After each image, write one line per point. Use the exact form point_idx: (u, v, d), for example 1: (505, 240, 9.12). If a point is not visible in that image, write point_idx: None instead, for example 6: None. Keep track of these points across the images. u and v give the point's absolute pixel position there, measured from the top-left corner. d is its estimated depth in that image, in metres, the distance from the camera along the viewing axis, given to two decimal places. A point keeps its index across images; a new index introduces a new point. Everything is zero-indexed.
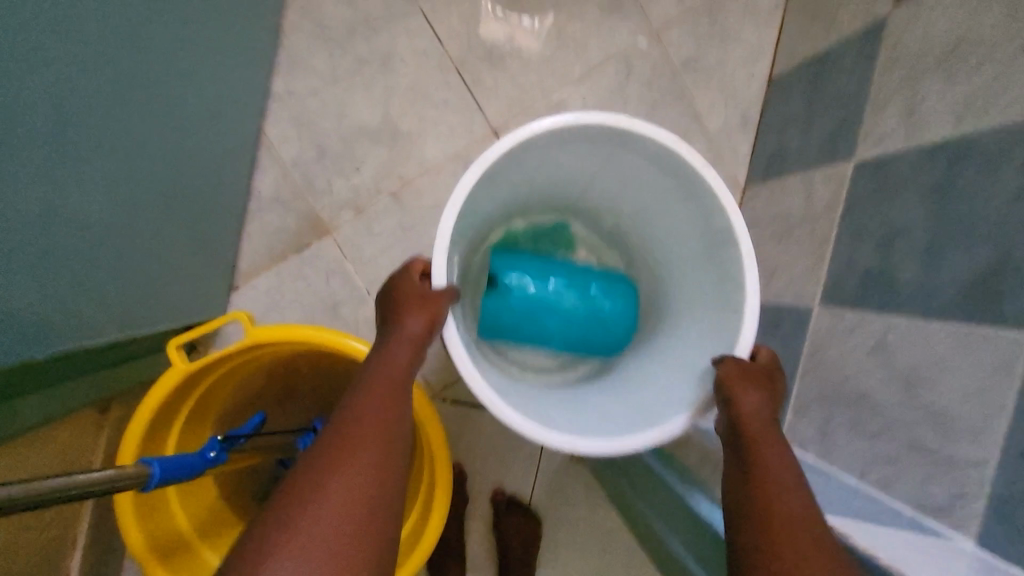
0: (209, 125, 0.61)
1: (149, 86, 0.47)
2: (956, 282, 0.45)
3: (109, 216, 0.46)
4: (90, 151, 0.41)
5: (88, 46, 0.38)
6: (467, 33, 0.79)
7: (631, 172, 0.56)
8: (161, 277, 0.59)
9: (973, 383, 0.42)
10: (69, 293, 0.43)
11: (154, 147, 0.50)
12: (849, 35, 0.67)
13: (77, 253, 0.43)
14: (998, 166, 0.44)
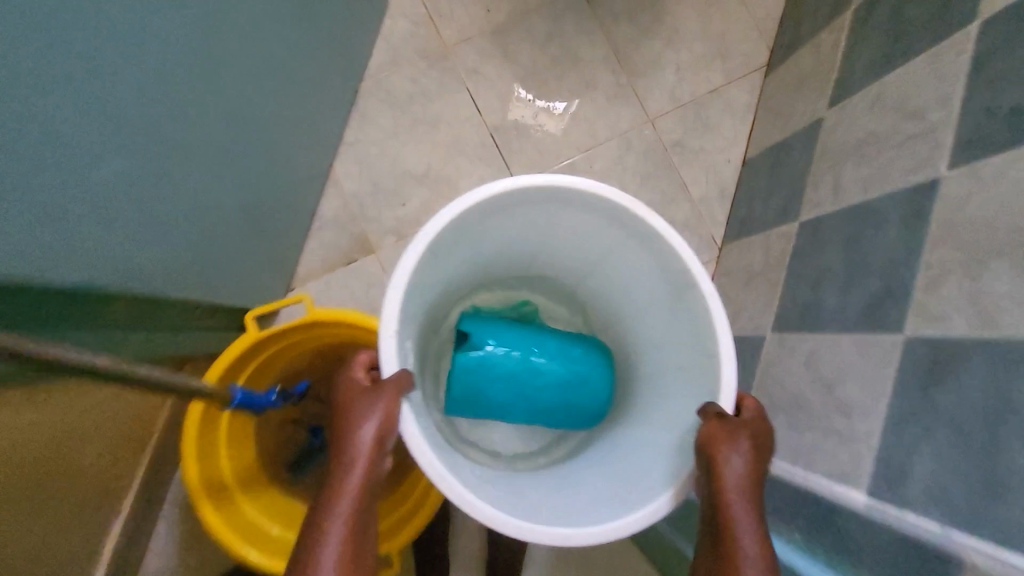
0: (297, 156, 0.80)
1: (267, 120, 0.66)
2: (861, 305, 0.60)
3: (230, 205, 0.63)
4: (229, 157, 0.59)
5: (241, 88, 0.57)
6: (502, 108, 1.00)
7: (576, 231, 0.68)
8: (248, 265, 0.76)
9: (868, 377, 0.55)
10: (198, 254, 0.60)
11: (255, 150, 0.65)
12: (799, 131, 0.86)
13: (192, 220, 0.56)
14: (887, 221, 0.60)
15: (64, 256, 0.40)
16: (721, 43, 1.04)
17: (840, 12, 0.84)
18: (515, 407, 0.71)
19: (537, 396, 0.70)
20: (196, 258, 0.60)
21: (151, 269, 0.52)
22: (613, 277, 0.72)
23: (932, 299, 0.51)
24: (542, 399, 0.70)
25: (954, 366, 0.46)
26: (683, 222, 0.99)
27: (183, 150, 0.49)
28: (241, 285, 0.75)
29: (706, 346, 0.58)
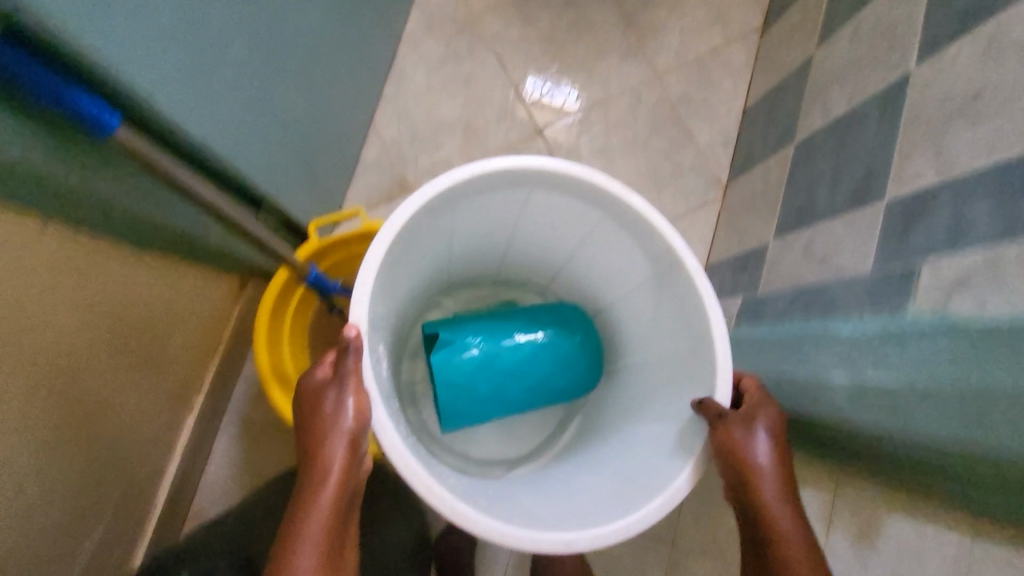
0: (345, 93, 0.91)
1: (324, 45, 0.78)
2: (850, 190, 0.69)
3: (296, 112, 0.75)
4: (293, 67, 0.71)
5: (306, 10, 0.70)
6: (525, 67, 1.11)
7: (542, 212, 0.72)
8: (308, 181, 0.87)
9: (856, 241, 0.64)
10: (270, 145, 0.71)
11: (304, 53, 0.73)
12: (792, 73, 0.96)
13: (256, 93, 0.62)
14: (869, 118, 0.70)
15: (167, 68, 0.46)
16: (719, 9, 1.16)
17: None
18: (498, 398, 0.75)
19: (511, 379, 0.75)
20: (256, 138, 0.66)
21: (224, 123, 0.57)
22: (587, 260, 0.78)
23: (908, 165, 0.60)
24: (517, 378, 0.76)
25: (925, 208, 0.56)
26: (690, 165, 1.09)
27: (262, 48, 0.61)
28: (294, 199, 0.83)
29: (701, 331, 0.62)
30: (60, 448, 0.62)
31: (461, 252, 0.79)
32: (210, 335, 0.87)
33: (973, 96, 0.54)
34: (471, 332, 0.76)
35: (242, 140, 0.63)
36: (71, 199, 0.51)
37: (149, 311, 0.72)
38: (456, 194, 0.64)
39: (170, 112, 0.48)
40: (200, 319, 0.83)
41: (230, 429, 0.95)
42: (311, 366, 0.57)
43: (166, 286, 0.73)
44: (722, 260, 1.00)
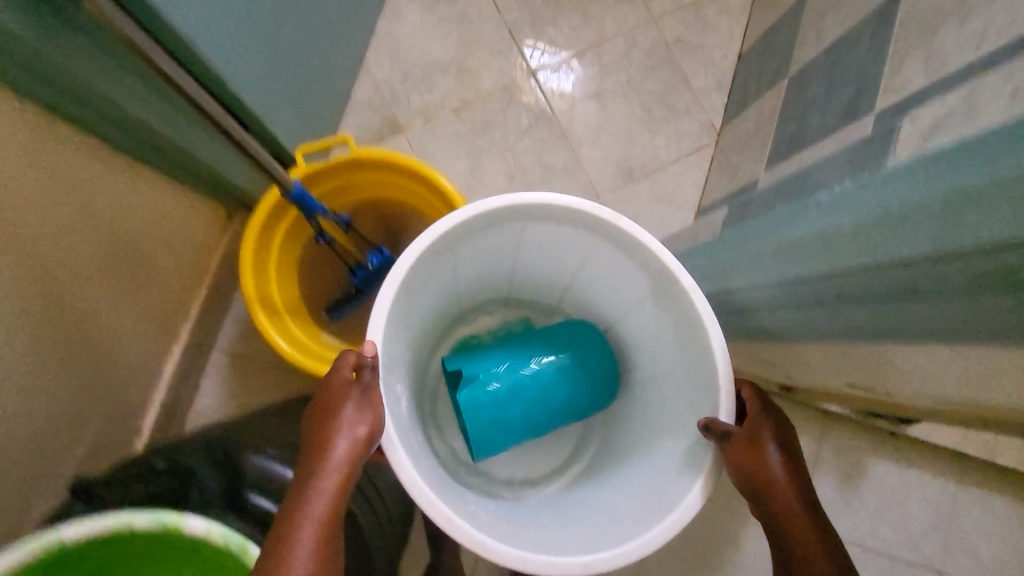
0: (334, 22, 0.90)
1: None
2: (842, 108, 0.68)
3: (283, 33, 0.75)
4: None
5: None
6: (519, 8, 1.10)
7: (549, 239, 0.68)
8: (297, 110, 0.87)
9: (843, 157, 0.64)
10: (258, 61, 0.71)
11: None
12: (788, 11, 0.95)
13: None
14: (861, 39, 0.69)
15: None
16: None
17: None
18: (523, 427, 0.73)
19: (537, 402, 0.73)
20: (236, 37, 0.64)
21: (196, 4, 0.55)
22: (594, 282, 0.73)
23: (899, 72, 0.60)
24: (541, 400, 0.73)
25: (913, 108, 0.55)
26: (684, 110, 1.08)
27: None
28: (278, 120, 0.81)
29: (701, 344, 0.60)
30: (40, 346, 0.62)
31: (474, 280, 0.75)
32: (194, 265, 0.86)
33: None
34: (489, 362, 0.74)
35: (219, 34, 0.60)
36: (48, 78, 0.50)
37: (126, 223, 0.70)
38: (460, 232, 0.61)
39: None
40: (183, 244, 0.82)
41: (220, 363, 0.94)
42: (335, 362, 0.54)
43: (150, 202, 0.73)
44: (712, 202, 1.00)
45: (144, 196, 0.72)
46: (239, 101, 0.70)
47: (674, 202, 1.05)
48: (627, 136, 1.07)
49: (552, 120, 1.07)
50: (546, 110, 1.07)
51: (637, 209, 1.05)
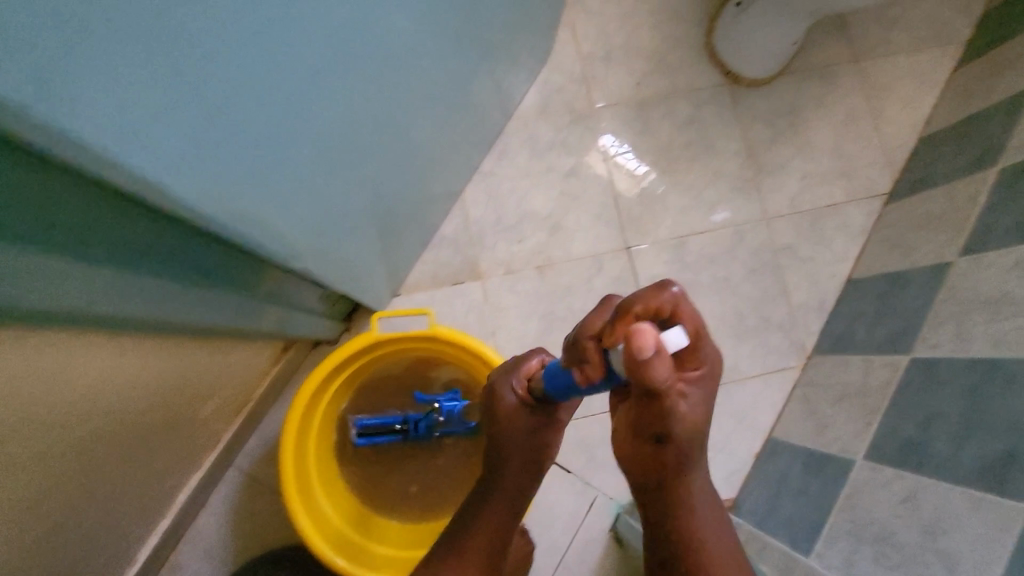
0: (425, 168, 0.84)
1: (383, 157, 0.68)
2: (978, 460, 0.60)
3: (354, 223, 0.68)
4: (340, 202, 0.59)
5: (361, 146, 0.59)
6: (630, 174, 1.05)
7: None
8: (368, 266, 0.82)
9: (980, 534, 0.55)
10: (326, 267, 0.66)
11: (396, 101, 0.63)
12: (920, 269, 0.88)
13: (338, 165, 0.54)
14: (1014, 386, 0.61)
15: (253, 168, 0.36)
16: (850, 164, 1.07)
17: (981, 168, 0.88)
18: None
19: None
20: (299, 246, 0.52)
21: (302, 222, 0.49)
22: None
23: None
24: None
25: None
26: (777, 324, 1.01)
27: (304, 221, 0.50)
28: (349, 275, 0.75)
29: None
30: (66, 538, 0.58)
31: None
32: (236, 400, 0.82)
33: None
34: None
35: (308, 229, 0.52)
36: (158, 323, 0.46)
37: (204, 390, 0.69)
38: None
39: (248, 225, 0.39)
40: (233, 388, 0.78)
41: (236, 481, 0.90)
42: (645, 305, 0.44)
43: (220, 366, 0.69)
44: (787, 442, 0.92)
45: (214, 366, 0.67)
46: (309, 272, 0.64)
47: (744, 423, 0.97)
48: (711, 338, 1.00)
49: None
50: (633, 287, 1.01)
51: None
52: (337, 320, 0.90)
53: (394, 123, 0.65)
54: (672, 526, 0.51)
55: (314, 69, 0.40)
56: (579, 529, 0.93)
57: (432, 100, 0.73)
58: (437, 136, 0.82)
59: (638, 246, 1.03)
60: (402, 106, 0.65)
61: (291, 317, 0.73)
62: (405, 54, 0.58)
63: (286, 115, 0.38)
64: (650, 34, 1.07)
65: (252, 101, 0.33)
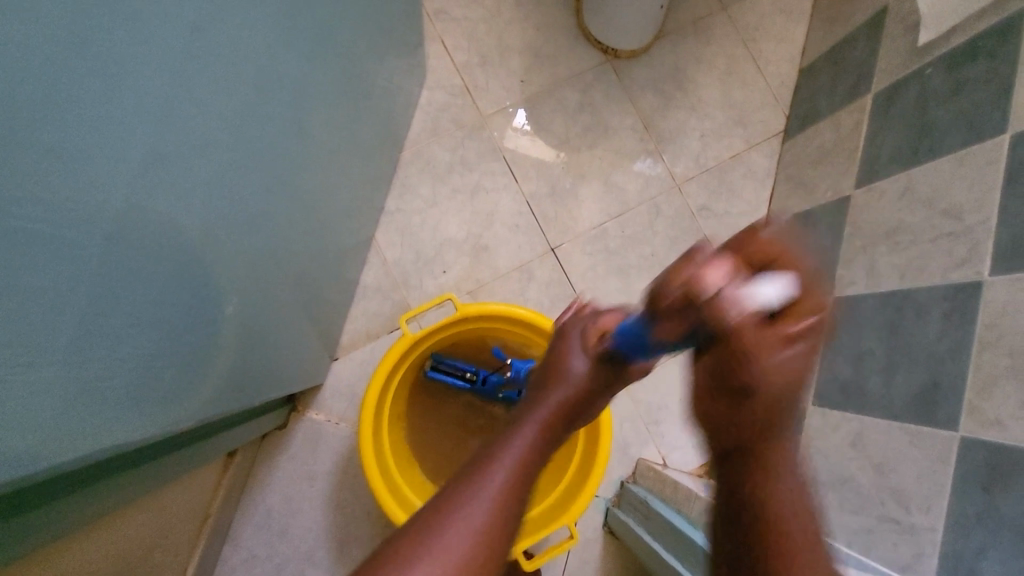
0: (330, 231, 0.80)
1: (286, 242, 0.64)
2: (907, 393, 0.64)
3: (260, 323, 0.64)
4: (238, 296, 0.54)
5: (259, 233, 0.54)
6: (538, 175, 1.03)
7: None
8: (294, 351, 0.78)
9: (922, 467, 0.59)
10: (232, 384, 0.61)
11: (285, 197, 0.60)
12: (824, 206, 0.91)
13: (212, 304, 0.49)
14: (925, 316, 0.64)
15: (58, 392, 0.32)
16: (742, 112, 1.09)
17: (858, 97, 0.90)
18: None
19: None
20: (180, 373, 0.48)
21: (179, 359, 0.47)
22: None
23: (984, 400, 0.54)
24: None
25: (1016, 473, 0.49)
26: None
27: (177, 349, 0.46)
28: (266, 373, 0.71)
29: None
30: None
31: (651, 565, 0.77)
32: (186, 530, 0.76)
33: None
34: None
35: (195, 339, 0.48)
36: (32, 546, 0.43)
37: (136, 548, 0.64)
38: None
39: (63, 438, 0.35)
40: (173, 525, 0.72)
41: None
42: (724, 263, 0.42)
43: (139, 521, 0.63)
44: None
45: (129, 527, 0.62)
46: (215, 401, 0.59)
47: None
48: None
49: (574, 299, 1.00)
50: (568, 287, 1.01)
51: (666, 395, 1.00)
52: (278, 409, 0.85)
53: (288, 204, 0.61)
54: (745, 500, 0.46)
55: (147, 251, 0.36)
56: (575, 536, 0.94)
57: (318, 169, 0.69)
58: (332, 200, 0.77)
59: (561, 245, 1.02)
60: (292, 184, 0.61)
61: (208, 443, 0.68)
62: (278, 163, 0.54)
63: (107, 314, 0.34)
64: (525, 34, 1.06)
65: (31, 338, 0.28)
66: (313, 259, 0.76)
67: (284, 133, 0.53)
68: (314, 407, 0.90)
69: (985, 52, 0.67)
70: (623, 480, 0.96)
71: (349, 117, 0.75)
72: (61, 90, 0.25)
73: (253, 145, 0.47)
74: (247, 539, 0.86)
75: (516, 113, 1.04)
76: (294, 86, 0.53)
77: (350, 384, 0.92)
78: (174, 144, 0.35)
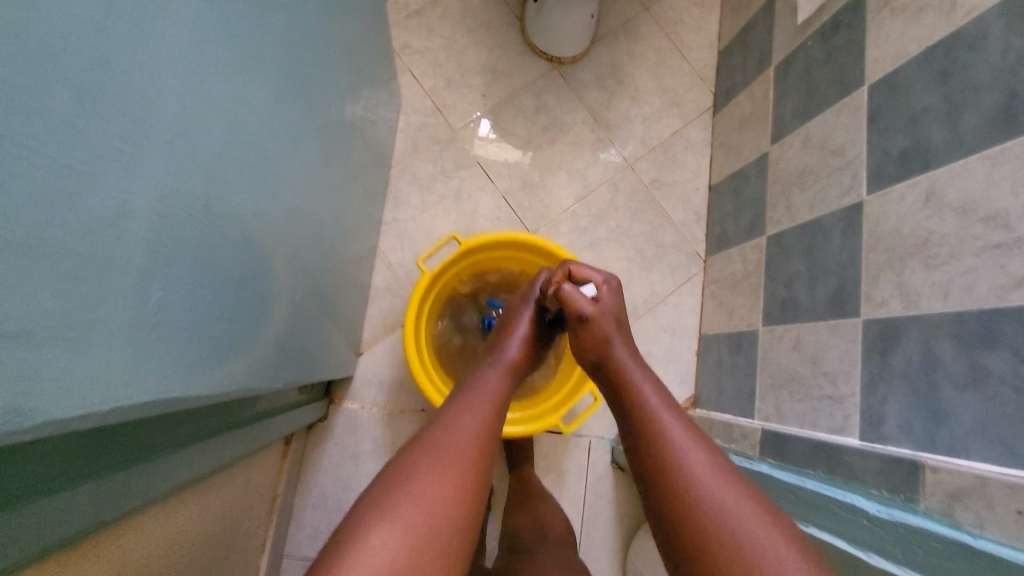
0: (341, 242, 0.94)
1: (306, 250, 0.78)
2: (826, 297, 0.81)
3: (294, 319, 0.77)
4: (269, 294, 0.65)
5: (281, 237, 0.66)
6: (510, 173, 1.19)
7: None
8: (326, 345, 0.92)
9: (842, 349, 0.75)
10: (281, 368, 0.73)
11: (304, 212, 0.75)
12: (751, 162, 1.08)
13: (255, 294, 0.60)
14: (831, 234, 0.81)
15: (157, 326, 0.40)
16: (675, 94, 1.27)
17: (764, 70, 1.08)
18: None
19: None
20: (235, 346, 0.56)
21: (233, 335, 0.55)
22: None
23: (874, 288, 0.72)
24: None
25: (897, 335, 0.67)
26: (671, 245, 1.20)
27: (228, 324, 0.53)
28: (307, 362, 0.84)
29: None
30: None
31: None
32: (262, 506, 0.89)
33: (923, 242, 0.65)
34: None
35: (242, 319, 0.57)
36: (175, 487, 0.57)
37: (224, 522, 0.76)
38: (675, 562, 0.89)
39: (173, 389, 0.43)
40: (252, 498, 0.85)
41: (296, 572, 0.98)
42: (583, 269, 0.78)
43: (229, 490, 0.77)
44: (713, 333, 1.12)
45: (223, 493, 0.75)
46: (272, 381, 0.71)
47: (677, 333, 1.17)
48: (627, 278, 1.18)
49: None
50: None
51: (647, 344, 1.15)
52: (317, 402, 0.99)
53: (306, 219, 0.76)
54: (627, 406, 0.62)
55: (203, 236, 0.45)
56: (588, 474, 1.09)
57: (327, 190, 0.84)
58: (339, 214, 0.91)
59: (538, 230, 1.18)
60: (309, 201, 0.76)
61: (265, 425, 0.80)
62: (294, 180, 0.68)
63: (177, 284, 0.42)
64: (480, 54, 1.23)
65: (134, 252, 0.36)
66: (331, 261, 0.90)
67: (295, 156, 0.66)
68: (349, 398, 1.05)
69: (845, 24, 0.85)
70: None
71: (346, 144, 0.90)
72: (139, 93, 0.34)
73: (280, 167, 0.62)
74: (309, 519, 1.00)
75: (484, 122, 1.20)
76: (303, 122, 0.67)
77: (375, 374, 1.06)
78: (226, 131, 0.46)
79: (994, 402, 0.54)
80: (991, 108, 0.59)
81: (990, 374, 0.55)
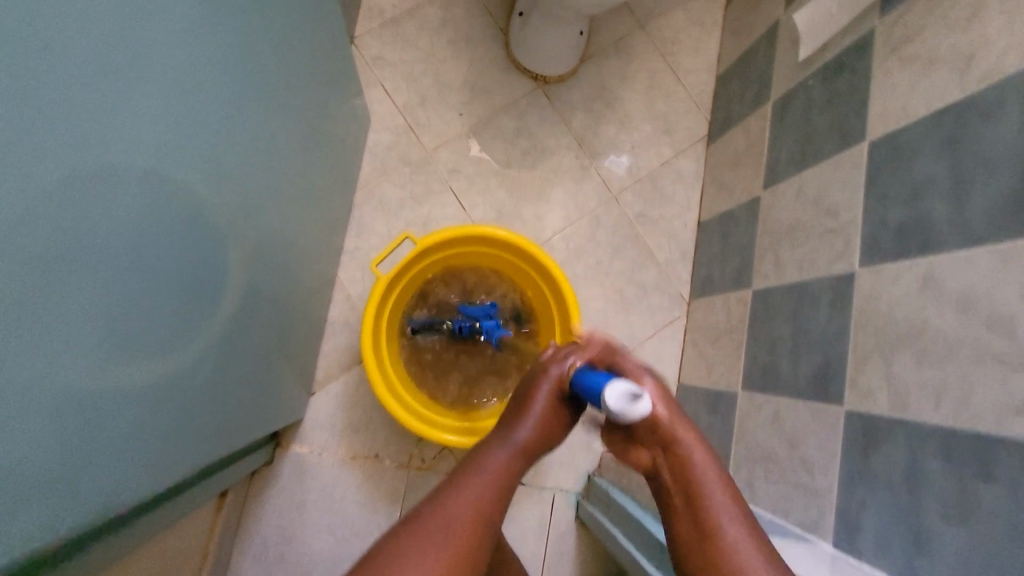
0: (298, 277, 0.87)
1: (260, 294, 0.71)
2: (809, 374, 0.73)
3: (240, 374, 0.69)
4: (202, 354, 0.54)
5: (220, 285, 0.56)
6: (485, 201, 1.11)
7: None
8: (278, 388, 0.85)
9: (822, 438, 0.68)
10: (213, 441, 0.67)
11: (258, 253, 0.67)
12: (742, 205, 1.00)
13: (180, 364, 0.50)
14: (819, 303, 0.74)
15: None
16: (668, 121, 1.18)
17: (761, 104, 1.00)
18: None
19: None
20: (143, 439, 0.47)
21: (141, 424, 0.45)
22: None
23: (861, 375, 0.64)
24: None
25: (882, 436, 0.59)
26: (653, 286, 1.13)
27: (131, 414, 0.43)
28: (257, 409, 0.78)
29: None
30: None
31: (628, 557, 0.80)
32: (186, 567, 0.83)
33: (917, 333, 0.58)
34: None
35: (155, 397, 0.46)
36: None
37: None
38: None
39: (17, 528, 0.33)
40: (173, 563, 0.79)
41: None
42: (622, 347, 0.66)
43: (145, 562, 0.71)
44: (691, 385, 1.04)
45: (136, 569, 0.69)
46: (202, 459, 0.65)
47: None
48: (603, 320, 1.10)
49: None
50: None
51: None
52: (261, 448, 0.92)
53: (258, 258, 0.67)
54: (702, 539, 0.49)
55: (68, 320, 0.34)
56: (549, 530, 1.03)
57: (284, 226, 0.77)
58: (298, 248, 0.84)
59: None
60: (263, 237, 0.68)
61: (196, 494, 0.73)
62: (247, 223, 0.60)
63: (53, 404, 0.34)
64: (459, 71, 1.14)
65: None
66: (287, 295, 0.84)
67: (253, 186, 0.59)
68: (298, 441, 0.98)
69: (849, 67, 0.77)
70: (590, 474, 1.05)
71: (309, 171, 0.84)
72: None
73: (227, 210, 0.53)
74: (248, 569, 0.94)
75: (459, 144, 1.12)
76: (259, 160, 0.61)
77: (326, 416, 1.00)
78: (106, 184, 0.35)
79: (985, 543, 0.47)
80: (1003, 193, 0.51)
81: (981, 508, 0.47)
